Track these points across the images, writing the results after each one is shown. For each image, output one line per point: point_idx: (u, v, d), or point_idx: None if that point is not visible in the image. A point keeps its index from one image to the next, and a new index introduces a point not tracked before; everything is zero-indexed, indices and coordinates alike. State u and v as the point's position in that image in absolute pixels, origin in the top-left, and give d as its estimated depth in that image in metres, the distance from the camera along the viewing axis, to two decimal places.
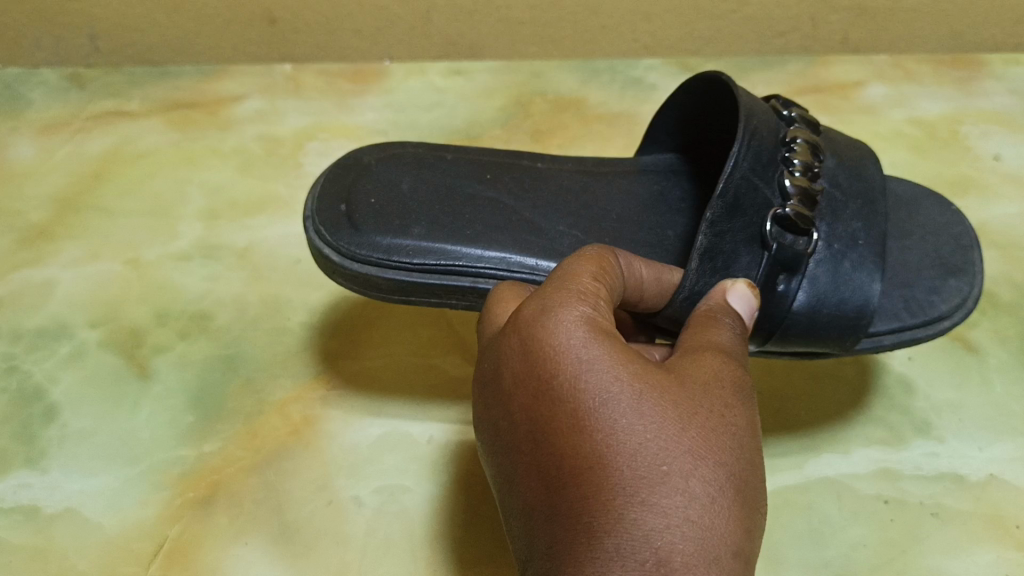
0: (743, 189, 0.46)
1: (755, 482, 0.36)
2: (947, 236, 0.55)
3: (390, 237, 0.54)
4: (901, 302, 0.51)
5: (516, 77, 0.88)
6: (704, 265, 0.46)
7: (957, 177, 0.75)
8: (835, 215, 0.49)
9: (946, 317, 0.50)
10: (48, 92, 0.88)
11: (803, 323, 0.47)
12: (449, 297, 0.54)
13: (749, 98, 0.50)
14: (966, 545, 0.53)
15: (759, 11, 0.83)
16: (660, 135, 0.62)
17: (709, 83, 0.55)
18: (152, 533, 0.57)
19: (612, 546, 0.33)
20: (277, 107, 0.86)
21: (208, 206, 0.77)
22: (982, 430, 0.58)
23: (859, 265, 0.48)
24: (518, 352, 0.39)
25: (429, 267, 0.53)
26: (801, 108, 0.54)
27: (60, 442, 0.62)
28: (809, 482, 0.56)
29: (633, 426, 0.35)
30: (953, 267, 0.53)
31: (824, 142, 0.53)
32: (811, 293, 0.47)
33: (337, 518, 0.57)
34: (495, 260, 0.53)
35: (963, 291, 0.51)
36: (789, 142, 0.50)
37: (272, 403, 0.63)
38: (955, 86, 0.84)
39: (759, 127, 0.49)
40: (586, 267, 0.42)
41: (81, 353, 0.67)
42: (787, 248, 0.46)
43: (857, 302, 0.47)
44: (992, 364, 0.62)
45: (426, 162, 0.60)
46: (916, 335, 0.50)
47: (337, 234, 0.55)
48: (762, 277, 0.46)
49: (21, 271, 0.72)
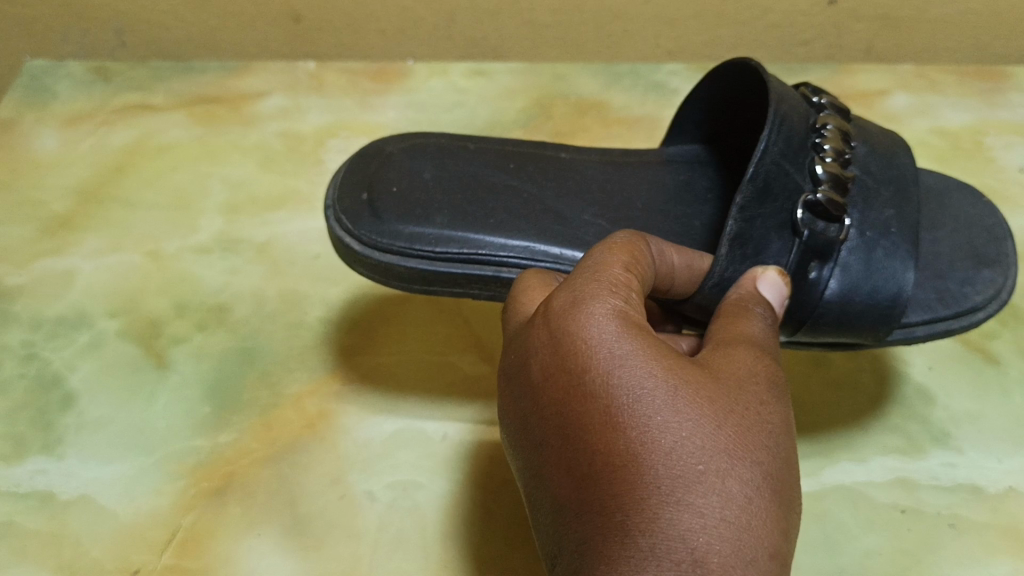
0: (774, 173, 0.46)
1: (792, 481, 0.36)
2: (979, 228, 0.54)
3: (412, 226, 0.54)
4: (934, 293, 0.51)
5: (539, 79, 0.88)
6: (734, 251, 0.46)
7: (980, 188, 0.75)
8: (867, 202, 0.49)
9: (980, 309, 0.50)
10: (74, 85, 0.89)
11: (834, 311, 0.47)
12: (471, 286, 0.54)
13: (779, 85, 0.50)
14: (983, 558, 0.52)
15: (784, 18, 0.83)
16: (687, 125, 0.63)
17: (735, 71, 0.56)
18: (166, 522, 0.57)
19: (646, 545, 0.33)
20: (300, 104, 0.86)
21: (229, 200, 0.78)
22: (1001, 442, 0.57)
23: (892, 252, 0.47)
24: (546, 347, 0.39)
25: (452, 256, 0.53)
26: (831, 95, 0.54)
27: (76, 430, 0.62)
28: (824, 489, 0.56)
29: (668, 424, 0.35)
30: (986, 259, 0.52)
31: (856, 131, 0.53)
32: (843, 281, 0.47)
33: (350, 512, 0.57)
34: (518, 249, 0.54)
35: (996, 282, 0.51)
36: (819, 129, 0.50)
37: (288, 396, 0.63)
38: (980, 97, 0.84)
39: (789, 113, 0.49)
40: (616, 258, 0.42)
41: (100, 342, 0.67)
42: (819, 234, 0.46)
43: (890, 292, 0.47)
44: (1014, 376, 0.61)
45: (449, 152, 0.60)
46: (950, 326, 0.50)
47: (358, 222, 0.55)
48: (794, 264, 0.46)
49: (43, 259, 0.73)
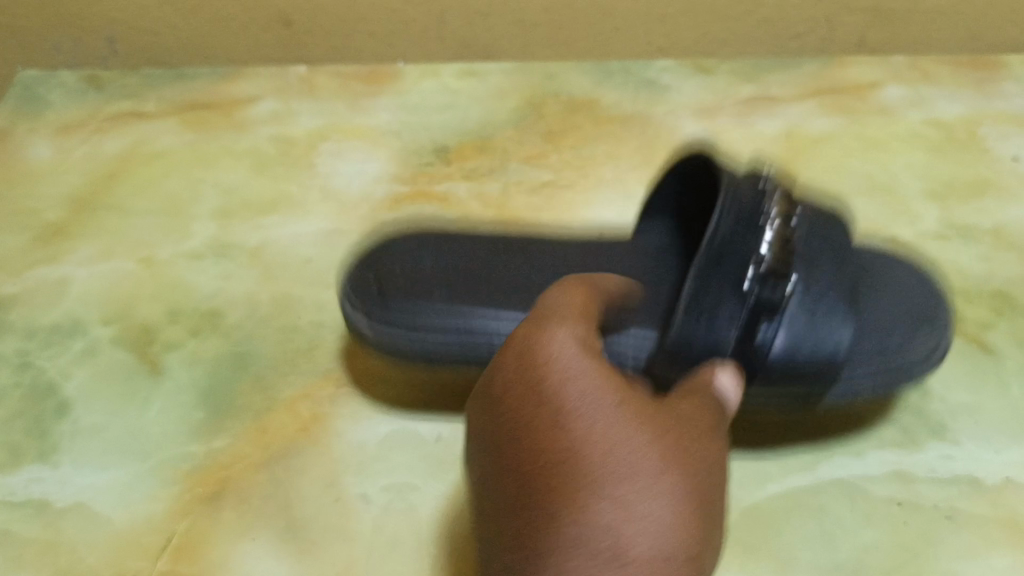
0: (728, 243, 0.49)
1: (721, 504, 0.36)
2: (915, 295, 0.58)
3: (419, 309, 0.58)
4: (876, 354, 0.53)
5: (530, 77, 0.88)
6: (690, 315, 0.48)
7: (974, 178, 0.74)
8: (812, 264, 0.50)
9: (918, 366, 0.53)
10: (66, 93, 0.89)
11: (781, 368, 0.48)
12: (469, 363, 0.57)
13: (731, 173, 0.54)
14: (982, 551, 0.52)
15: (773, 12, 0.84)
16: (655, 212, 0.65)
17: (694, 163, 0.60)
18: (162, 527, 0.57)
19: (574, 533, 0.33)
20: (290, 108, 0.86)
21: (222, 205, 0.78)
22: (998, 433, 0.57)
23: (832, 312, 0.49)
24: (504, 362, 0.40)
25: (455, 335, 0.56)
26: (778, 164, 0.57)
27: (71, 438, 0.62)
28: (820, 484, 0.55)
29: (610, 427, 0.36)
30: (922, 320, 0.55)
31: (802, 197, 0.54)
32: (788, 338, 0.48)
33: (345, 516, 0.57)
34: (513, 327, 0.57)
35: (933, 341, 0.54)
36: (770, 193, 0.51)
37: (282, 400, 0.63)
38: (974, 88, 0.83)
39: (741, 188, 0.51)
40: (584, 310, 0.45)
41: (94, 349, 0.67)
42: (766, 297, 0.48)
43: (829, 350, 0.48)
44: (1011, 367, 0.60)
45: (446, 243, 0.65)
46: (891, 384, 0.53)
47: (369, 309, 0.58)
48: (743, 322, 0.48)
49: (37, 268, 0.73)
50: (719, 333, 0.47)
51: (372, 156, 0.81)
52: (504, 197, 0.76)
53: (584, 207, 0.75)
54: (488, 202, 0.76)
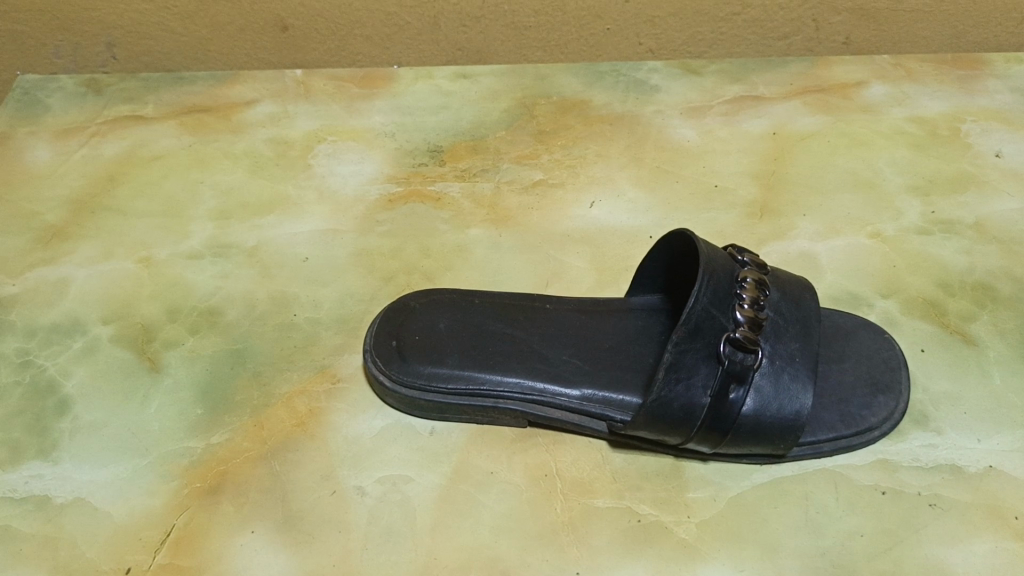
0: (704, 318, 0.52)
1: None
2: (878, 360, 0.59)
3: (430, 365, 0.59)
4: (837, 414, 0.56)
5: (521, 79, 0.89)
6: (668, 378, 0.51)
7: (956, 174, 0.76)
8: (777, 335, 0.55)
9: (875, 428, 0.56)
10: (66, 98, 0.90)
11: (750, 425, 0.53)
12: (476, 414, 0.60)
13: (709, 247, 0.56)
14: (966, 536, 0.53)
15: (762, 13, 0.85)
16: (645, 279, 0.63)
17: (679, 245, 0.60)
18: (160, 522, 0.57)
19: None
20: (287, 111, 0.88)
21: (219, 206, 0.79)
22: (980, 422, 0.58)
23: (795, 377, 0.53)
24: (21, 527, 0.57)
25: (460, 392, 0.58)
26: (753, 253, 0.59)
27: (71, 435, 0.62)
28: (806, 473, 0.56)
29: None
30: (882, 385, 0.57)
31: (772, 280, 0.58)
32: (757, 401, 0.53)
33: (340, 507, 0.57)
34: (513, 385, 0.58)
35: (890, 406, 0.56)
36: (741, 282, 0.55)
37: (279, 396, 0.64)
38: (958, 86, 0.85)
39: (717, 267, 0.55)
40: None
41: (94, 348, 0.68)
42: (737, 363, 0.52)
43: (793, 409, 0.53)
44: (992, 357, 0.62)
45: (461, 302, 0.64)
46: (850, 443, 0.55)
47: (389, 363, 0.60)
48: (715, 391, 0.52)
49: (38, 268, 0.74)
50: (694, 399, 0.52)
51: (366, 157, 0.82)
52: (496, 196, 0.78)
53: (576, 205, 0.76)
54: (481, 201, 0.77)
